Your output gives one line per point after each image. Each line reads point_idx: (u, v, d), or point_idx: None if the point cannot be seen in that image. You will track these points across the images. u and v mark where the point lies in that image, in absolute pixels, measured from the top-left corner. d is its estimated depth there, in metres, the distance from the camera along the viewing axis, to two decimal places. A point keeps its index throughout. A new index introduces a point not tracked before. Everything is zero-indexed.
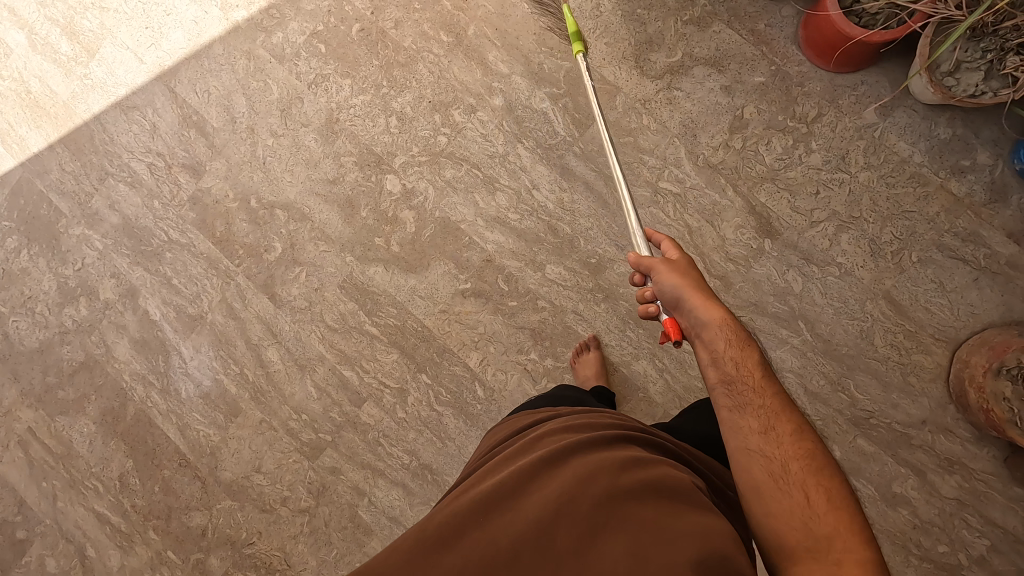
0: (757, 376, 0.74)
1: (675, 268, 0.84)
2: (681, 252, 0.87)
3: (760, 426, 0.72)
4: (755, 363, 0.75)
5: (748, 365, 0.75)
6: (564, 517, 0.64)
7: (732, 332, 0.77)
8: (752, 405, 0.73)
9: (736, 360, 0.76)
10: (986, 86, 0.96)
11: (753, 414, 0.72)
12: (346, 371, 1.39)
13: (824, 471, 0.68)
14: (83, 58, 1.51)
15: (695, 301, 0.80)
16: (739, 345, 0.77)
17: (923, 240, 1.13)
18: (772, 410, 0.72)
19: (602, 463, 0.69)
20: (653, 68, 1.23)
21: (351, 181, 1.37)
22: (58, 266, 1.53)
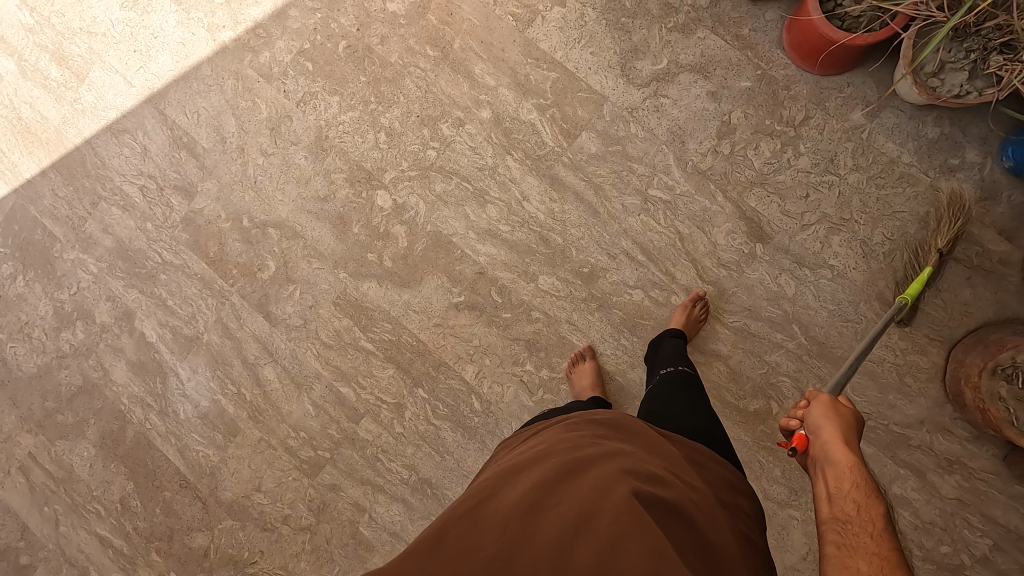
0: (877, 529, 0.66)
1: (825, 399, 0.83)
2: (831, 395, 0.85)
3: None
4: (880, 521, 0.67)
5: (869, 516, 0.68)
6: (582, 529, 0.63)
7: (860, 478, 0.71)
8: (863, 549, 0.65)
9: (857, 501, 0.69)
10: (971, 86, 0.95)
11: (863, 556, 0.64)
12: (342, 388, 1.39)
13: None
14: (73, 83, 1.52)
15: (834, 437, 0.76)
16: (866, 497, 0.70)
17: (914, 240, 1.13)
18: (886, 565, 0.62)
19: (617, 473, 0.68)
20: (639, 76, 1.23)
21: (342, 198, 1.37)
22: (54, 290, 1.54)
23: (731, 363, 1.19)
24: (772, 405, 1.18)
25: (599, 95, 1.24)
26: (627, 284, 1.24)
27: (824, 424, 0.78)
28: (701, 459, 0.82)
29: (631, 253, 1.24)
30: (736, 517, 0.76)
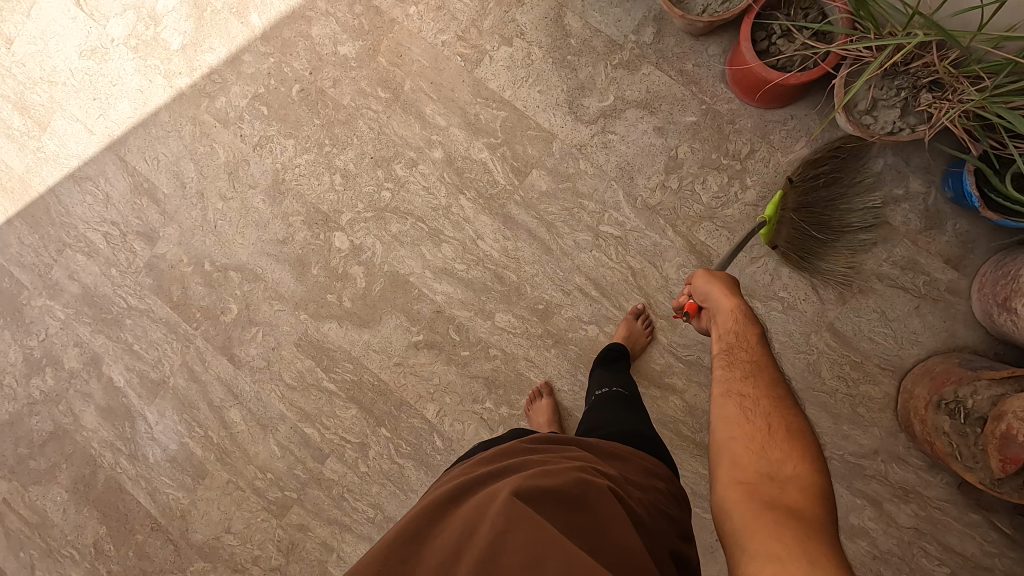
0: (757, 350, 0.77)
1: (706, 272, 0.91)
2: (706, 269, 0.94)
3: (749, 389, 0.72)
4: (757, 341, 0.78)
5: (747, 340, 0.78)
6: (465, 543, 0.63)
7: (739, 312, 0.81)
8: (740, 361, 0.76)
9: (736, 330, 0.79)
10: (904, 123, 0.95)
11: (741, 366, 0.75)
12: (307, 428, 1.39)
13: (801, 436, 0.66)
14: (35, 132, 1.53)
15: (716, 293, 0.86)
16: (745, 329, 0.79)
17: (862, 271, 1.13)
18: (757, 368, 0.74)
19: (499, 487, 0.68)
20: (586, 113, 1.23)
21: (301, 240, 1.38)
22: (22, 337, 1.55)
23: (687, 396, 1.20)
24: None
25: (548, 133, 1.25)
26: (582, 319, 1.25)
27: (705, 285, 0.88)
28: (617, 451, 0.84)
29: (585, 289, 1.25)
30: (649, 497, 0.76)
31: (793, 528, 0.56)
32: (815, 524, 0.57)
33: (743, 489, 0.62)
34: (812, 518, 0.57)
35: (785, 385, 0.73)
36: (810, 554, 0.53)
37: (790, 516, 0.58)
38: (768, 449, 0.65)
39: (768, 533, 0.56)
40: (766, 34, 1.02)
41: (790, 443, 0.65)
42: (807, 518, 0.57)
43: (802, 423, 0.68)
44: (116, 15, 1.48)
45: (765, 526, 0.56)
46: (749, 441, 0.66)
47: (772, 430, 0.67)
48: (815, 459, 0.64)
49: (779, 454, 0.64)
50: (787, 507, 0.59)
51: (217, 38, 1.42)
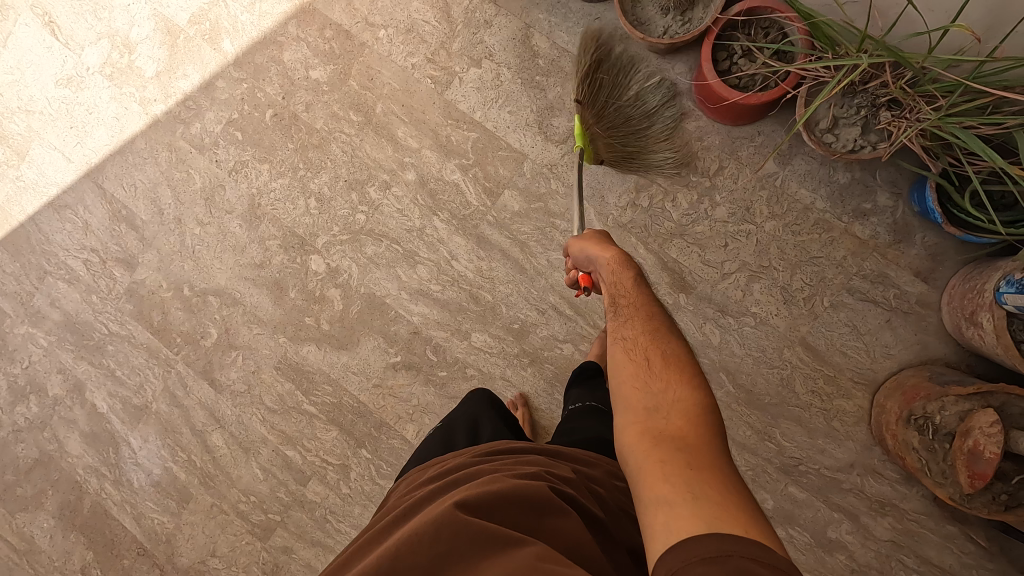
0: (634, 288, 0.79)
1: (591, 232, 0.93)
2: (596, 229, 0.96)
3: (631, 329, 0.75)
4: (633, 277, 0.81)
5: (624, 281, 0.81)
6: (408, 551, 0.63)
7: (615, 257, 0.84)
8: (621, 306, 0.79)
9: (614, 277, 0.82)
10: (865, 140, 0.96)
11: (622, 311, 0.78)
12: (288, 451, 1.39)
13: (680, 361, 0.69)
14: (14, 161, 1.54)
15: (595, 247, 0.88)
16: (622, 270, 0.82)
17: (832, 285, 1.13)
18: (635, 306, 0.77)
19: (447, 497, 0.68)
20: (556, 133, 1.24)
21: (278, 264, 1.39)
22: (6, 365, 1.55)
23: None
24: None
25: (519, 154, 1.26)
26: (557, 338, 1.25)
27: (585, 242, 0.91)
28: (587, 458, 0.84)
29: (560, 308, 1.25)
30: (613, 498, 0.77)
31: (680, 458, 0.58)
32: (702, 449, 0.59)
33: (635, 430, 0.63)
34: (697, 442, 0.59)
35: (664, 312, 0.76)
36: (695, 480, 0.55)
37: (679, 446, 0.59)
38: (651, 384, 0.67)
39: (658, 468, 0.58)
40: (727, 55, 1.03)
41: (671, 371, 0.67)
42: (693, 443, 0.59)
43: (681, 347, 0.70)
44: (90, 44, 1.49)
45: (653, 463, 0.58)
46: (635, 382, 0.68)
47: (654, 365, 0.69)
48: (696, 378, 0.66)
49: (660, 385, 0.66)
50: (674, 436, 0.60)
51: (191, 65, 1.42)
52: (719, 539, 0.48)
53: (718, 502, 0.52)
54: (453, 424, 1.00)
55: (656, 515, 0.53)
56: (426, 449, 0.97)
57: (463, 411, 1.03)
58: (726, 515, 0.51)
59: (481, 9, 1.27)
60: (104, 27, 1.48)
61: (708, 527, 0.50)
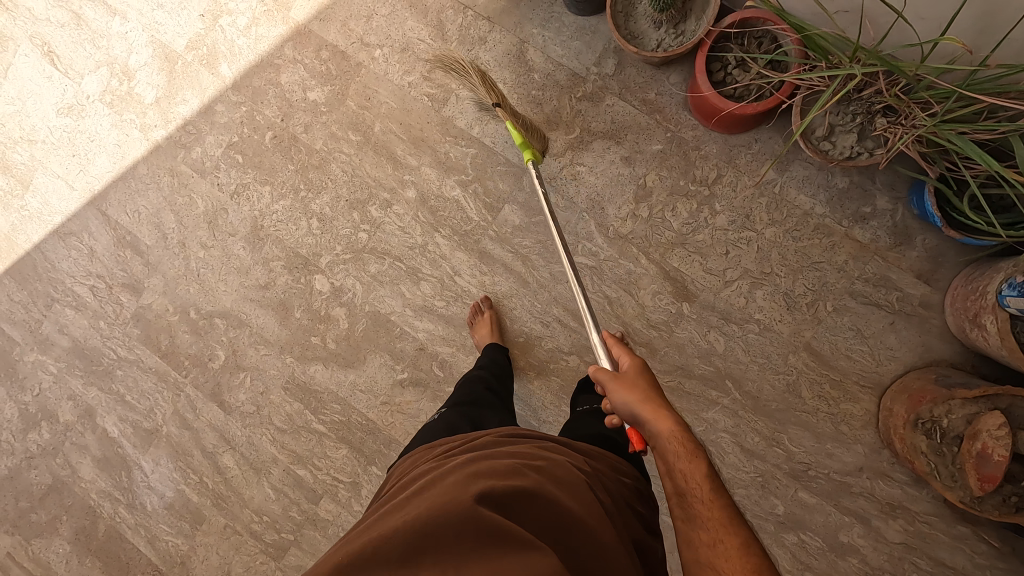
0: (707, 485, 0.65)
1: (632, 382, 0.80)
2: (641, 367, 0.83)
3: (711, 542, 0.61)
4: (699, 465, 0.67)
5: (693, 475, 0.66)
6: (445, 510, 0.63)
7: (673, 436, 0.70)
8: (698, 516, 0.64)
9: (680, 468, 0.67)
10: (862, 147, 0.97)
11: (702, 522, 0.63)
12: (299, 470, 1.40)
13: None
14: (18, 191, 1.55)
15: (646, 413, 0.74)
16: (686, 453, 0.68)
17: (835, 289, 1.13)
18: (718, 519, 0.62)
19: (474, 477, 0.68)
20: (554, 146, 1.24)
21: (282, 284, 1.40)
22: (17, 393, 1.56)
23: None
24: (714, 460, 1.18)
25: (518, 168, 1.26)
26: (562, 350, 1.25)
27: (631, 402, 0.77)
28: (595, 451, 0.85)
29: (564, 320, 1.25)
30: (620, 493, 0.78)
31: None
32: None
33: None
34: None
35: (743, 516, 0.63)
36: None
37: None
38: None
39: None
40: (721, 65, 1.03)
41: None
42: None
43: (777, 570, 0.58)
44: (89, 72, 1.50)
45: None
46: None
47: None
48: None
49: None
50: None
51: (190, 90, 1.43)
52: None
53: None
54: (455, 414, 0.99)
55: None
56: (429, 432, 0.96)
57: (463, 394, 1.06)
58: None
59: (475, 26, 1.28)
60: (103, 55, 1.49)
61: None
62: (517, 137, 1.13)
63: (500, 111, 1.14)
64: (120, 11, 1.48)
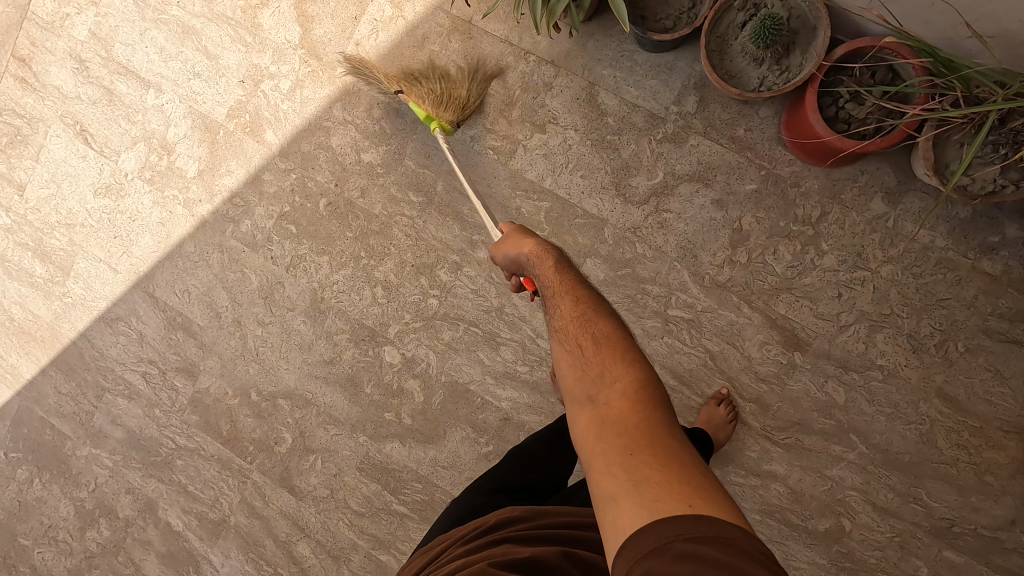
0: (572, 291, 0.71)
1: (510, 233, 0.86)
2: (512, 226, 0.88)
3: (564, 320, 0.69)
4: (556, 266, 0.75)
5: (549, 275, 0.74)
6: None
7: (533, 250, 0.79)
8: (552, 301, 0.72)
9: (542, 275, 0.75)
10: (1005, 179, 0.87)
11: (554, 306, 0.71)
12: (382, 556, 1.30)
13: (619, 347, 0.63)
14: (59, 277, 1.48)
15: (509, 248, 0.83)
16: (541, 264, 0.77)
17: (966, 328, 1.04)
18: (569, 297, 0.70)
19: None
20: (636, 194, 1.15)
21: (349, 358, 1.31)
22: (72, 489, 1.48)
23: (792, 482, 1.10)
24: (843, 522, 1.08)
25: (597, 219, 1.17)
26: None
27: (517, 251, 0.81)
28: None
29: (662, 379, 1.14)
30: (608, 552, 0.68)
31: (631, 445, 0.54)
32: (652, 437, 0.54)
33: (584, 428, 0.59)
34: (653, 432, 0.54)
35: (593, 292, 0.71)
36: (634, 464, 0.52)
37: (629, 433, 0.55)
38: (593, 379, 0.61)
39: (602, 456, 0.54)
40: (832, 100, 0.94)
41: (613, 363, 0.62)
42: (642, 432, 0.55)
43: (618, 327, 0.65)
44: (127, 148, 1.43)
45: (603, 457, 0.54)
46: (575, 374, 0.63)
47: (590, 355, 0.64)
48: (635, 356, 0.62)
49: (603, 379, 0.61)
50: (615, 424, 0.56)
51: (235, 160, 1.36)
52: (666, 528, 0.45)
53: (650, 475, 0.50)
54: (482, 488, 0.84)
55: (603, 507, 0.50)
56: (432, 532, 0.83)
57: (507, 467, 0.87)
58: (665, 493, 0.48)
59: (539, 72, 1.20)
60: (139, 130, 1.42)
61: (651, 511, 0.47)
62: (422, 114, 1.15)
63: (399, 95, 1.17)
64: (153, 82, 1.40)
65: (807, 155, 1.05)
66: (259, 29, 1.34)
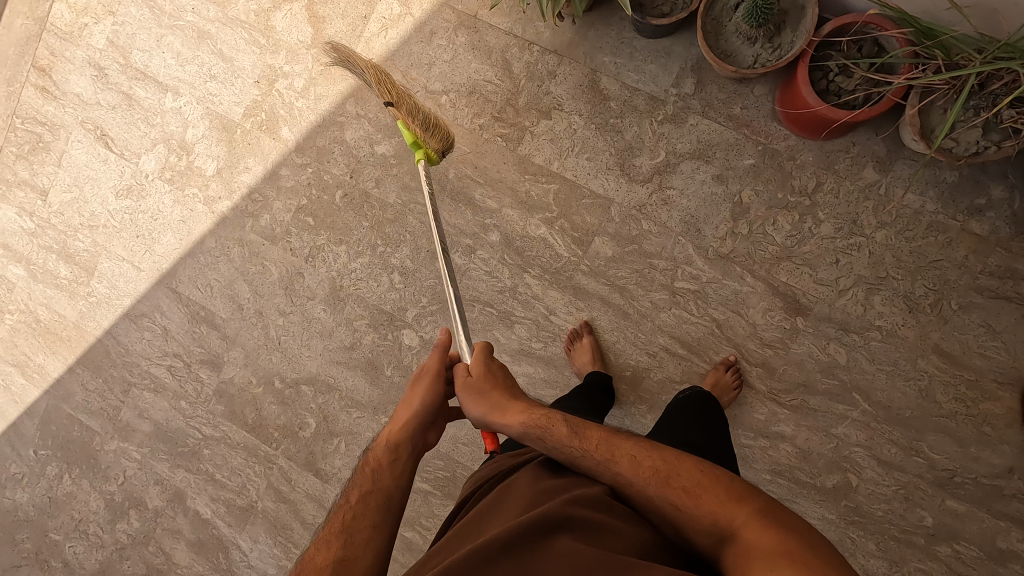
0: (623, 448, 0.71)
1: (486, 390, 0.85)
2: (485, 365, 0.89)
3: (635, 479, 0.67)
4: (573, 434, 0.74)
5: (570, 441, 0.74)
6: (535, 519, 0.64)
7: (534, 421, 0.78)
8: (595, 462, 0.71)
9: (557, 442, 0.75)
10: (987, 141, 0.93)
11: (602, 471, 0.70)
12: (406, 533, 1.34)
13: (707, 480, 0.65)
14: (84, 278, 1.52)
15: (502, 419, 0.81)
16: (553, 426, 0.76)
17: (958, 287, 1.10)
18: (615, 451, 0.71)
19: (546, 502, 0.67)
20: (640, 173, 1.21)
21: (369, 343, 1.36)
22: (101, 483, 1.52)
23: (799, 441, 1.15)
24: (850, 477, 1.13)
25: (604, 199, 1.23)
26: (674, 380, 1.19)
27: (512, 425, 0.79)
28: None
29: (672, 348, 1.20)
30: None
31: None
32: (795, 555, 0.55)
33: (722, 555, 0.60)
34: (794, 550, 0.55)
35: (640, 442, 0.71)
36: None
37: (774, 560, 0.55)
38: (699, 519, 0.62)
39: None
40: (823, 74, 1.00)
41: (718, 503, 0.62)
42: (783, 552, 0.55)
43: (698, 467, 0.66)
44: (147, 150, 1.48)
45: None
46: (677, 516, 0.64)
47: (687, 505, 0.63)
48: (731, 487, 0.63)
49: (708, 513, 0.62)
50: (751, 552, 0.57)
51: (252, 157, 1.41)
52: None
53: None
54: None
55: None
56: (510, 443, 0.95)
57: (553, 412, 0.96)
58: None
59: (543, 61, 1.26)
60: (158, 132, 1.47)
61: None
62: (405, 133, 1.13)
63: (389, 109, 1.14)
64: (171, 86, 1.46)
65: (801, 128, 1.11)
66: (272, 31, 1.40)
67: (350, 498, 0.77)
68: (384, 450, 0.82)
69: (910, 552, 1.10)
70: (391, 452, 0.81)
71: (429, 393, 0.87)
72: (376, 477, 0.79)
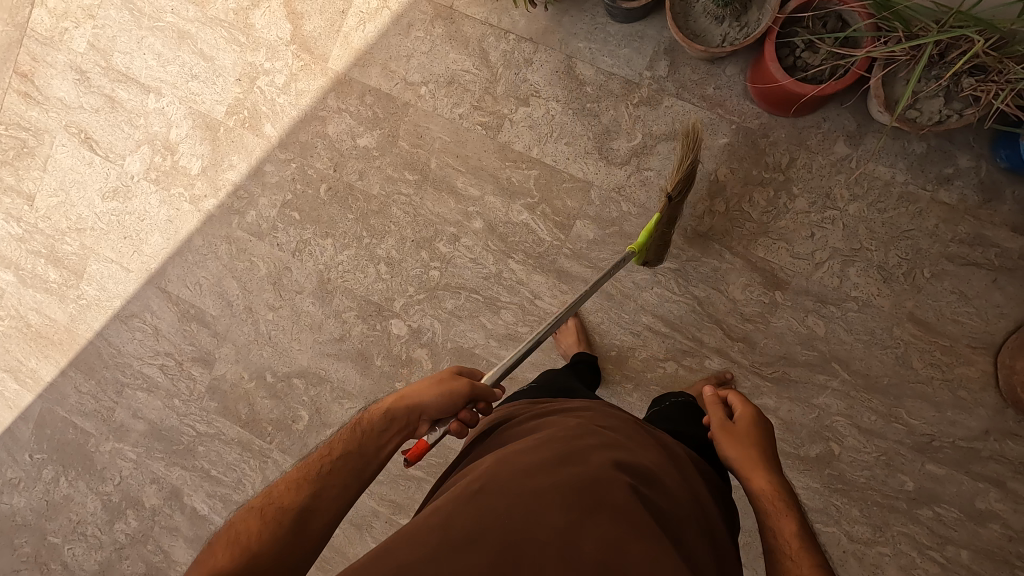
0: None
1: (746, 442, 0.83)
2: (755, 418, 0.87)
3: None
4: (801, 544, 0.69)
5: (790, 545, 0.69)
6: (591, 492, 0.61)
7: (774, 503, 0.74)
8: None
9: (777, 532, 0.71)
10: (950, 109, 0.96)
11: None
12: (402, 519, 1.36)
13: None
14: (73, 281, 1.53)
15: (746, 475, 0.79)
16: (785, 524, 0.71)
17: (930, 256, 1.12)
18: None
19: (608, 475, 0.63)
20: (617, 156, 1.23)
21: (358, 334, 1.38)
22: (98, 484, 1.52)
23: (782, 413, 1.17)
24: (832, 446, 1.15)
25: (583, 183, 1.25)
26: (658, 358, 1.22)
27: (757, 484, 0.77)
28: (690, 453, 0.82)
29: (655, 327, 1.22)
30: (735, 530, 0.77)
31: None
32: None
33: None
34: None
35: None
36: None
37: None
38: None
39: None
40: (789, 50, 1.03)
41: None
42: None
43: None
44: (131, 152, 1.49)
45: None
46: None
47: None
48: None
49: None
50: None
51: (236, 155, 1.43)
52: None
53: None
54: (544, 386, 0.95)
55: None
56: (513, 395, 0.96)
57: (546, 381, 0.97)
58: None
59: (519, 49, 1.28)
60: (141, 134, 1.49)
61: None
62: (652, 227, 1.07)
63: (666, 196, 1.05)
64: (153, 87, 1.47)
65: (772, 105, 1.14)
66: (251, 29, 1.41)
67: (332, 451, 0.73)
68: (378, 418, 0.76)
69: (893, 517, 1.13)
70: (384, 423, 0.76)
71: (445, 386, 0.79)
72: (363, 437, 0.75)
